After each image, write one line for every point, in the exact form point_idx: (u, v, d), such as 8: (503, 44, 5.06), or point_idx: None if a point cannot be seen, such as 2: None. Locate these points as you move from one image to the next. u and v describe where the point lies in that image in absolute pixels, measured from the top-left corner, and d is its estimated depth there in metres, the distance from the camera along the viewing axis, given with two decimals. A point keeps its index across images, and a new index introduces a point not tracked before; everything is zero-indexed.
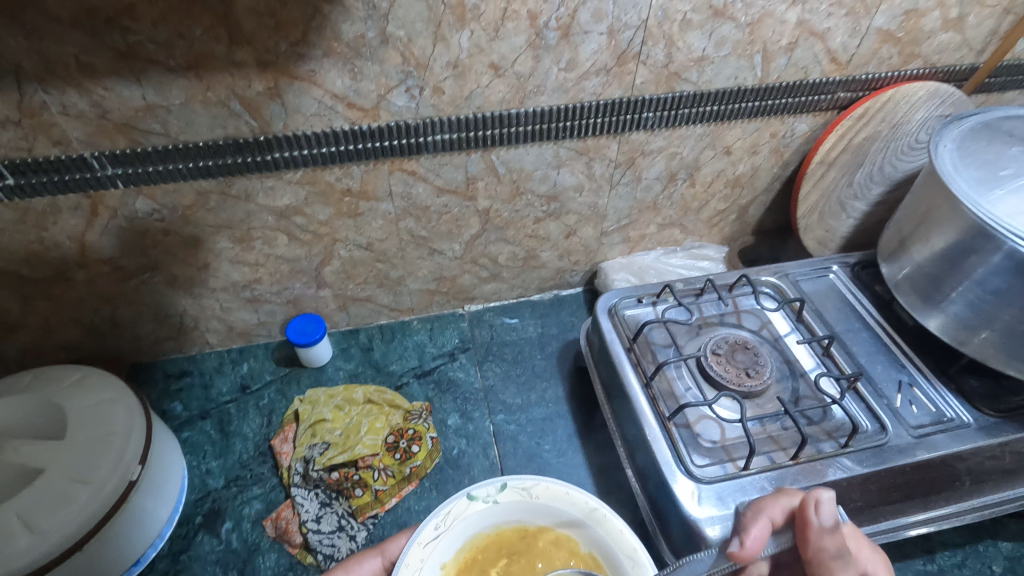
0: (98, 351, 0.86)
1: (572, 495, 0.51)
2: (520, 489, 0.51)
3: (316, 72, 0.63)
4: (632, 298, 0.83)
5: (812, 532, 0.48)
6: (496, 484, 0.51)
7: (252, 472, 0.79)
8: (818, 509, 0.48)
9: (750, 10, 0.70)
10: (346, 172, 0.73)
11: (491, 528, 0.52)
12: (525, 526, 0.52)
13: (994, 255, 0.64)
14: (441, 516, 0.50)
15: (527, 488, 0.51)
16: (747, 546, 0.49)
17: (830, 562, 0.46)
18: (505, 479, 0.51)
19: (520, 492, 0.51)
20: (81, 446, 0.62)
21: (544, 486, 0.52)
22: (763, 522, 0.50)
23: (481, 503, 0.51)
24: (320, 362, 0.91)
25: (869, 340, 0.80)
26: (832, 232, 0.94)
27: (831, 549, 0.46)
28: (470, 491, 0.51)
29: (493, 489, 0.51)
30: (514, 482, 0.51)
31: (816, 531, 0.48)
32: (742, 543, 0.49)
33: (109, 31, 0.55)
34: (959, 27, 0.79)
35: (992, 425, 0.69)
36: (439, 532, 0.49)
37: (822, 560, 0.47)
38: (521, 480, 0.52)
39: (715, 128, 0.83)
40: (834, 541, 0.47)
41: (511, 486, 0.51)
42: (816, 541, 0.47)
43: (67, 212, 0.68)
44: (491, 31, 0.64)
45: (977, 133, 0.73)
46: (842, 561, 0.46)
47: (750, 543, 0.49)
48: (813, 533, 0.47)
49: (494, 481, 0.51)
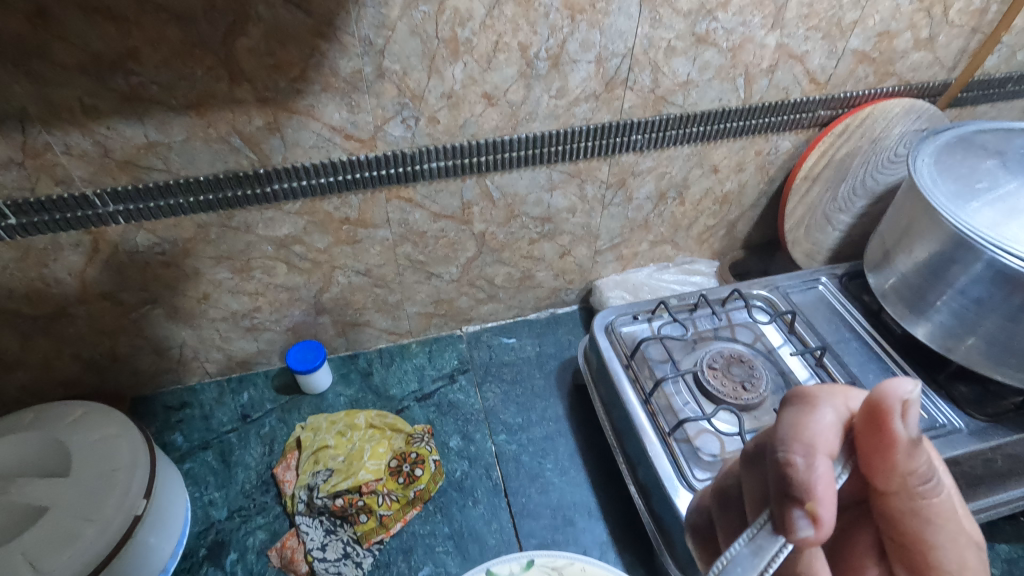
0: (98, 385, 0.86)
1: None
2: (551, 568, 0.59)
3: (314, 106, 0.64)
4: (628, 315, 0.85)
5: (889, 453, 0.30)
6: (521, 561, 0.59)
7: (256, 502, 0.79)
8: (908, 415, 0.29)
9: (731, 36, 0.72)
10: (344, 202, 0.75)
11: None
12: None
13: (975, 264, 0.66)
14: None
15: (557, 568, 0.59)
16: (824, 526, 0.27)
17: (925, 484, 0.30)
18: (532, 556, 0.60)
19: (550, 570, 0.59)
20: (85, 484, 0.62)
21: (575, 568, 0.59)
22: (825, 464, 0.28)
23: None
24: (320, 388, 0.92)
25: (860, 349, 0.82)
26: (819, 244, 0.96)
27: (921, 468, 0.30)
28: (492, 567, 0.59)
29: (518, 566, 0.59)
30: (542, 560, 0.59)
31: (899, 450, 0.29)
32: (815, 520, 0.27)
33: (112, 74, 0.56)
34: (930, 46, 0.82)
35: (982, 430, 0.71)
36: None
37: (906, 482, 0.30)
38: (551, 559, 0.60)
39: (702, 148, 0.85)
40: (923, 455, 0.30)
41: (538, 564, 0.60)
42: (904, 467, 0.30)
43: (68, 248, 0.68)
44: (483, 63, 0.66)
45: (952, 148, 0.76)
46: (931, 475, 0.30)
47: (826, 516, 0.27)
48: (903, 458, 0.29)
49: (520, 559, 0.60)
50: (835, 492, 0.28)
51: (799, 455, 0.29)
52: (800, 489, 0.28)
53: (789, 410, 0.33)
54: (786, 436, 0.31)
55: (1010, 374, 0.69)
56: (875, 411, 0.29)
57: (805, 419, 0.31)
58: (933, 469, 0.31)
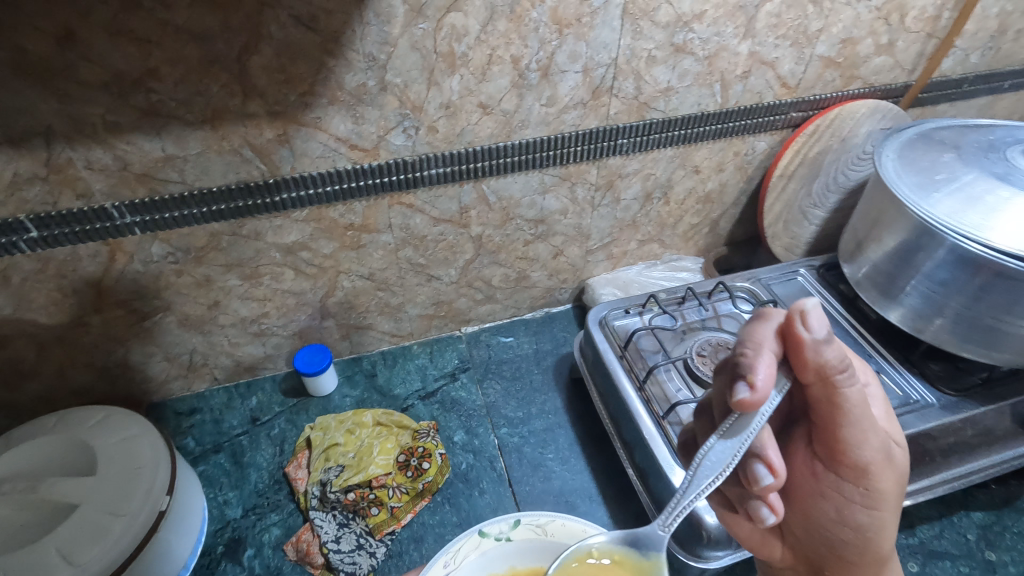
0: (110, 393, 0.88)
1: (587, 532, 0.58)
2: (534, 526, 0.59)
3: (321, 118, 0.69)
4: (620, 309, 0.89)
5: (813, 351, 0.41)
6: (508, 521, 0.59)
7: (269, 500, 0.82)
8: (811, 324, 0.41)
9: (707, 45, 0.78)
10: (349, 208, 0.79)
11: (506, 569, 0.59)
12: (542, 568, 0.58)
13: (938, 250, 0.72)
14: (450, 553, 0.58)
15: (541, 525, 0.59)
16: (760, 390, 0.39)
17: (845, 389, 0.43)
18: (518, 515, 0.60)
19: (534, 527, 0.59)
20: (110, 481, 0.64)
21: (558, 524, 0.59)
22: (766, 356, 0.40)
23: (492, 539, 0.59)
24: (326, 390, 0.95)
25: (839, 335, 0.87)
26: (797, 238, 1.02)
27: (835, 362, 0.42)
28: (482, 527, 0.59)
29: (506, 525, 0.59)
30: (527, 518, 0.59)
31: (813, 348, 0.41)
32: (757, 390, 0.39)
33: (132, 92, 0.60)
34: (890, 51, 0.89)
35: (952, 403, 0.77)
36: (448, 569, 0.57)
37: (829, 378, 0.43)
38: (536, 517, 0.60)
39: (684, 150, 0.91)
40: (835, 351, 0.41)
41: (525, 522, 0.59)
42: (828, 365, 0.42)
43: (86, 259, 0.71)
44: (479, 74, 0.71)
45: (914, 144, 0.82)
46: (853, 383, 0.43)
47: (762, 383, 0.39)
48: (812, 353, 0.41)
49: (507, 518, 0.60)
50: (772, 372, 0.40)
51: (750, 349, 0.41)
52: (746, 368, 0.40)
53: (750, 322, 0.44)
54: (744, 341, 0.43)
55: (975, 350, 0.75)
56: (788, 328, 0.42)
57: (758, 327, 0.43)
58: (851, 371, 0.43)
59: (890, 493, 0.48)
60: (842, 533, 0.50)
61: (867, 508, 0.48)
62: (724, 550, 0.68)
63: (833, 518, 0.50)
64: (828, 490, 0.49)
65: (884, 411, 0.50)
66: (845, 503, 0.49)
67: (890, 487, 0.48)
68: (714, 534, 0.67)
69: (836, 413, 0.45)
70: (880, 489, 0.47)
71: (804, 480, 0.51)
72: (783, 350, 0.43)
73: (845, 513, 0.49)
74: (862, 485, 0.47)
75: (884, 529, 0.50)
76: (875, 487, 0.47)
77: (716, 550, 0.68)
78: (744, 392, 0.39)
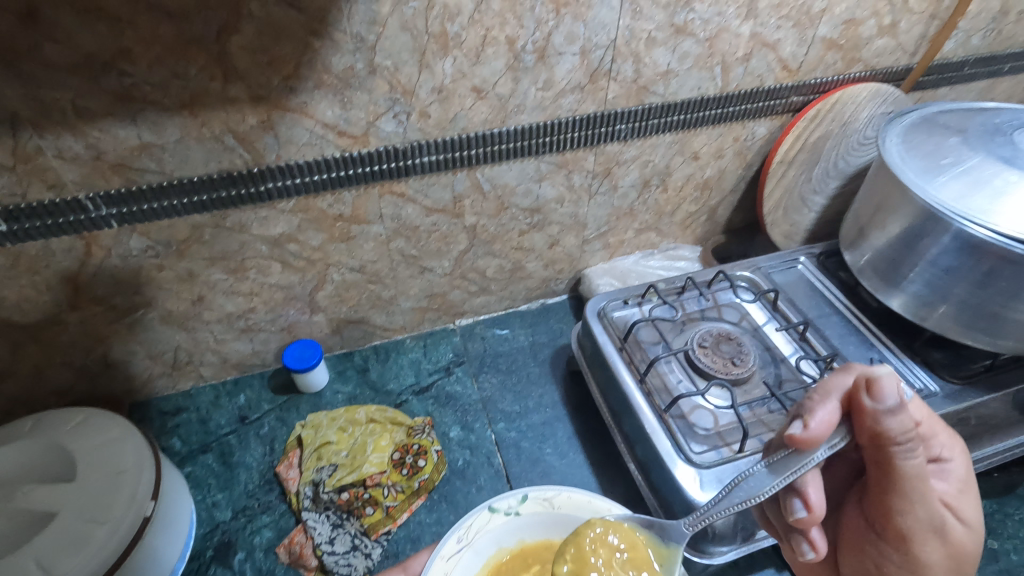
0: (90, 394, 0.84)
1: (593, 503, 0.58)
2: (542, 499, 0.59)
3: (307, 103, 0.65)
4: (619, 300, 0.87)
5: (873, 419, 0.45)
6: (516, 495, 0.59)
7: (260, 501, 0.79)
8: (878, 392, 0.44)
9: (708, 26, 0.75)
10: (338, 198, 0.76)
11: (515, 543, 0.58)
12: (549, 538, 0.58)
13: (943, 237, 0.70)
14: (462, 531, 0.57)
15: (548, 499, 0.59)
16: (812, 430, 0.46)
17: (900, 457, 0.45)
18: (525, 490, 0.59)
19: (542, 502, 0.59)
20: (91, 487, 0.62)
21: (565, 497, 0.59)
22: (830, 404, 0.46)
23: (502, 515, 0.58)
24: (317, 387, 0.92)
25: (840, 323, 0.86)
26: (796, 226, 1.01)
27: (892, 431, 0.44)
28: (492, 503, 0.58)
29: (514, 500, 0.59)
30: (534, 493, 0.59)
31: (875, 416, 0.44)
32: (810, 429, 0.46)
33: (104, 75, 0.56)
34: (892, 33, 0.87)
35: (957, 392, 0.75)
36: (459, 546, 0.56)
37: (881, 443, 0.45)
38: (543, 491, 0.59)
39: (683, 136, 0.88)
40: (896, 423, 0.44)
41: (532, 497, 0.59)
42: (885, 428, 0.44)
43: (60, 254, 0.68)
44: (472, 56, 0.68)
45: (918, 128, 0.80)
46: (910, 456, 0.45)
47: (816, 426, 0.46)
48: (870, 419, 0.45)
49: (515, 494, 0.59)
50: (831, 418, 0.46)
51: (817, 395, 0.47)
52: (805, 408, 0.47)
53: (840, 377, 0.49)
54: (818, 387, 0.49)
55: (979, 338, 0.74)
56: (854, 391, 0.46)
57: (838, 380, 0.49)
58: (912, 445, 0.45)
59: (938, 567, 0.48)
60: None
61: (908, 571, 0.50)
62: (727, 546, 0.67)
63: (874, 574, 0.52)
64: (870, 548, 0.52)
65: (956, 488, 0.49)
66: (885, 561, 0.51)
67: (937, 562, 0.48)
68: (719, 530, 0.65)
69: (885, 476, 0.47)
70: (925, 558, 0.48)
71: (853, 533, 0.54)
72: (849, 409, 0.47)
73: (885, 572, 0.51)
74: (903, 548, 0.49)
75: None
76: (918, 553, 0.48)
77: (721, 545, 0.67)
78: (797, 430, 0.46)
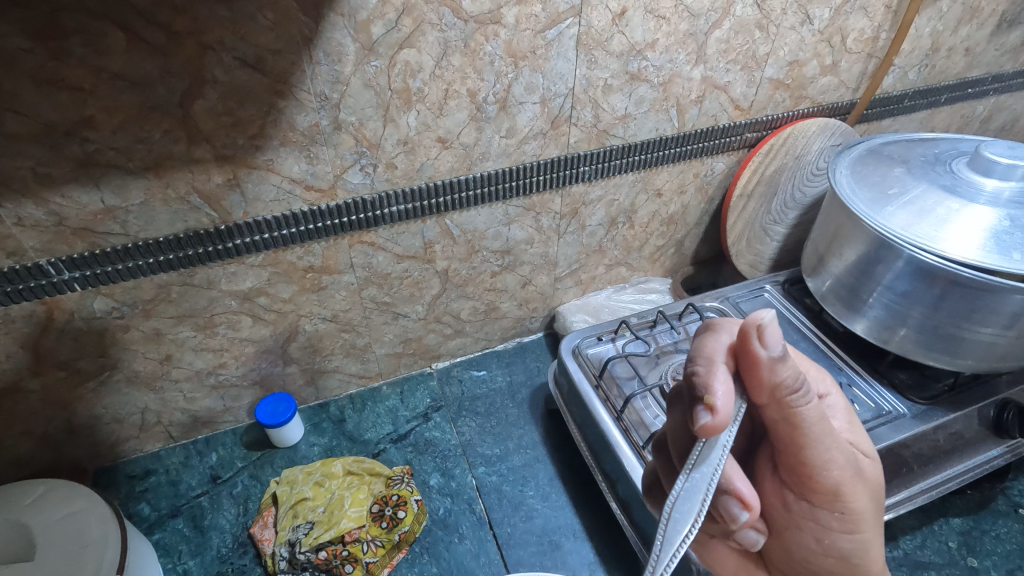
0: (52, 463, 0.81)
1: None
2: None
3: (273, 161, 0.66)
4: (592, 337, 0.88)
5: (769, 372, 0.37)
6: None
7: (233, 566, 0.76)
8: (767, 339, 0.36)
9: (661, 72, 0.79)
10: (307, 250, 0.76)
11: None
12: None
13: (897, 262, 0.73)
14: None
15: None
16: (720, 413, 0.34)
17: (802, 405, 0.38)
18: None
19: None
20: (51, 565, 0.59)
21: None
22: (721, 372, 0.36)
23: None
24: (291, 441, 0.90)
25: (808, 349, 0.88)
26: (760, 255, 1.04)
27: (789, 381, 0.37)
28: None
29: None
30: None
31: (769, 368, 0.36)
32: (718, 410, 0.34)
33: (67, 143, 0.56)
34: (834, 71, 0.92)
35: (924, 412, 0.77)
36: None
37: (782, 399, 0.38)
38: None
39: (645, 175, 0.91)
40: (790, 371, 0.37)
41: None
42: (782, 376, 0.37)
43: (20, 320, 0.66)
44: (435, 110, 0.70)
45: (865, 160, 0.84)
46: (809, 399, 0.38)
47: (722, 405, 0.34)
48: (766, 374, 0.37)
49: None
50: (730, 389, 0.35)
51: (702, 367, 0.37)
52: (702, 390, 0.35)
53: (700, 336, 0.41)
54: (694, 358, 0.39)
55: (941, 358, 0.76)
56: (743, 350, 0.37)
57: (709, 341, 0.40)
58: (806, 386, 0.38)
59: (866, 511, 0.43)
60: (825, 560, 0.46)
61: (847, 532, 0.43)
62: None
63: (815, 547, 0.45)
64: (802, 521, 0.45)
65: (848, 422, 0.45)
66: (824, 530, 0.44)
67: (866, 505, 0.43)
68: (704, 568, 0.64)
69: (796, 434, 0.40)
70: (856, 509, 0.42)
71: (778, 508, 0.46)
72: (737, 369, 0.38)
73: (827, 541, 0.44)
74: (835, 506, 0.42)
75: (870, 550, 0.45)
76: (847, 505, 0.42)
77: None
78: (704, 416, 0.34)
